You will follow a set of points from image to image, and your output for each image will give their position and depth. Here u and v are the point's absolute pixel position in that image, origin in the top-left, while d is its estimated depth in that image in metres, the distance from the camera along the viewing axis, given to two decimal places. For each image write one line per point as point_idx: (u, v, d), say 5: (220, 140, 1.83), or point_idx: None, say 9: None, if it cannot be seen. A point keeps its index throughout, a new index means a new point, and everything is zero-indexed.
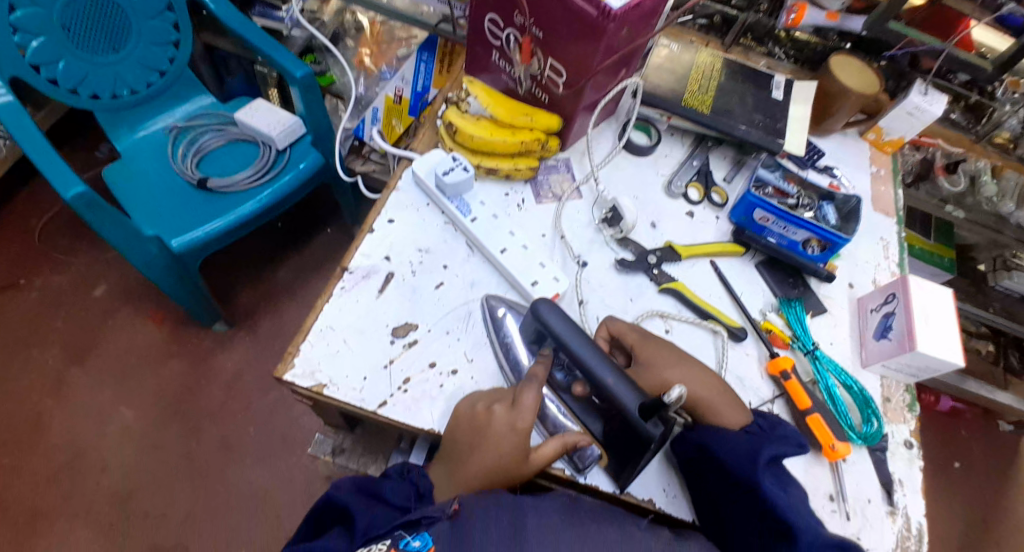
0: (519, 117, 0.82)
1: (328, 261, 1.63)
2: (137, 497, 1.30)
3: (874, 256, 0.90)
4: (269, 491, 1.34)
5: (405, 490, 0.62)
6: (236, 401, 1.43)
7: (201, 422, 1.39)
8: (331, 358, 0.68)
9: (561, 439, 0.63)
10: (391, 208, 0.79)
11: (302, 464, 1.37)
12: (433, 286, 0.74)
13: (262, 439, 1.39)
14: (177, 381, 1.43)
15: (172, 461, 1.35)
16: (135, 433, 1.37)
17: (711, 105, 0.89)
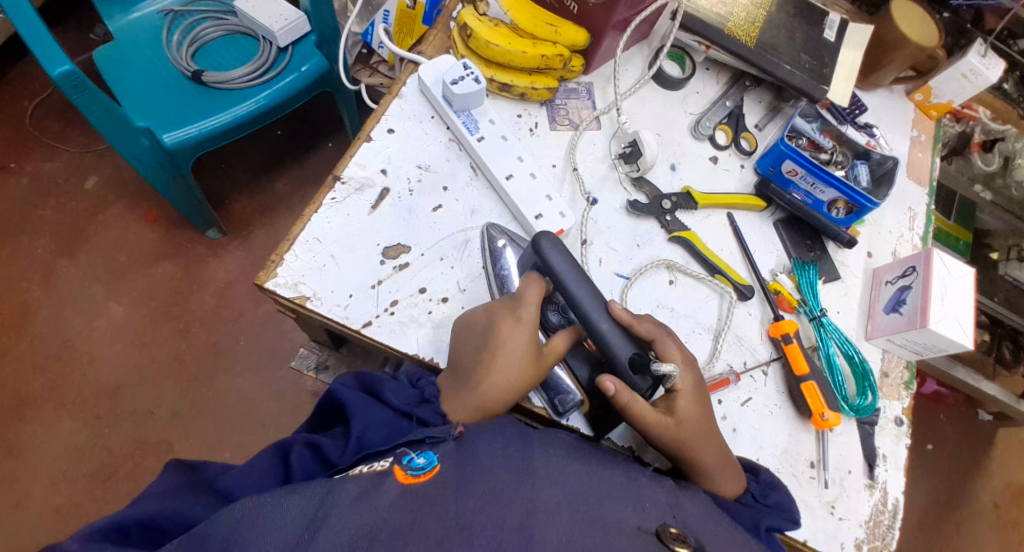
0: (544, 27, 0.74)
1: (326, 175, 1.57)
2: (125, 394, 1.30)
3: (898, 226, 0.85)
4: (253, 401, 1.33)
5: (408, 394, 0.58)
6: (226, 309, 1.40)
7: (191, 326, 1.37)
8: (316, 270, 0.64)
9: (572, 332, 0.61)
10: (394, 116, 0.73)
11: (286, 378, 1.36)
12: (431, 207, 0.69)
13: (251, 348, 1.38)
14: (167, 284, 1.40)
15: (160, 361, 1.34)
16: (124, 330, 1.35)
17: (755, 39, 0.81)
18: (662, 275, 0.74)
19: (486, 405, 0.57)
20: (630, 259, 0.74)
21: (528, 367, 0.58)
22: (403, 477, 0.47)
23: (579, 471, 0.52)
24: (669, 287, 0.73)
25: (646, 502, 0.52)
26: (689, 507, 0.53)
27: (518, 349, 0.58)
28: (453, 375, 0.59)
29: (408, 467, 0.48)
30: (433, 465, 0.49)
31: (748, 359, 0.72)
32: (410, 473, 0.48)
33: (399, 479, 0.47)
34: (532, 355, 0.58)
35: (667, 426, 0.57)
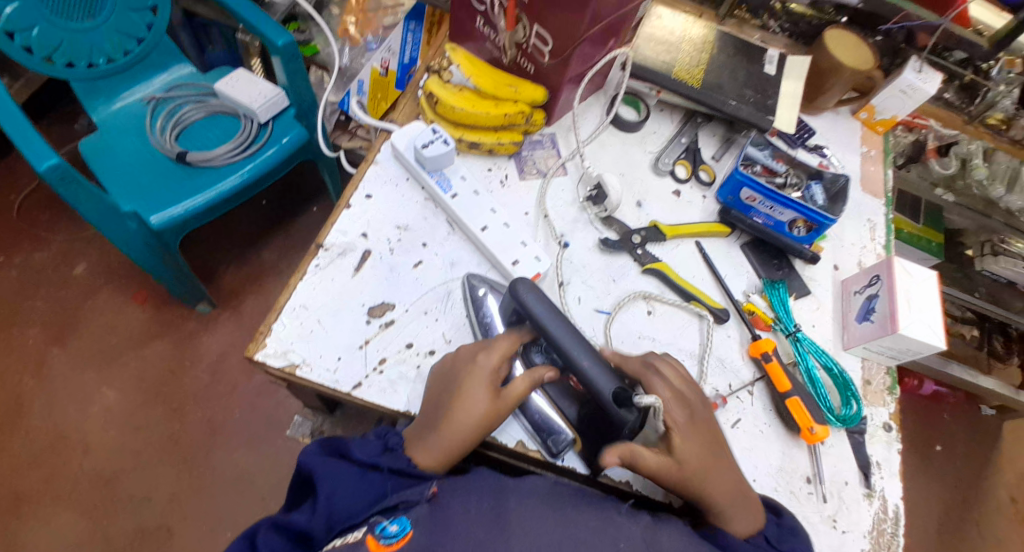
0: (505, 89, 0.79)
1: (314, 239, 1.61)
2: (123, 479, 1.29)
3: (860, 238, 0.89)
4: (254, 474, 1.33)
5: (373, 445, 0.58)
6: (221, 382, 1.41)
7: (186, 403, 1.38)
8: (304, 337, 0.66)
9: (528, 378, 0.61)
10: (370, 182, 0.77)
11: (287, 446, 1.37)
12: (411, 264, 0.72)
13: (248, 420, 1.38)
14: (161, 363, 1.41)
15: (157, 442, 1.33)
16: (120, 414, 1.35)
17: (701, 80, 0.87)
18: (640, 306, 0.77)
19: (450, 450, 0.58)
20: (608, 295, 0.77)
21: (501, 406, 0.60)
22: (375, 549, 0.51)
23: (554, 518, 0.56)
24: (648, 317, 0.76)
25: (621, 541, 0.55)
26: (665, 539, 0.55)
27: (477, 395, 0.59)
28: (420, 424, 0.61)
29: (381, 536, 0.52)
30: (406, 531, 0.53)
31: (732, 382, 0.75)
32: (383, 543, 0.52)
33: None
34: (491, 399, 0.60)
35: (656, 458, 0.59)
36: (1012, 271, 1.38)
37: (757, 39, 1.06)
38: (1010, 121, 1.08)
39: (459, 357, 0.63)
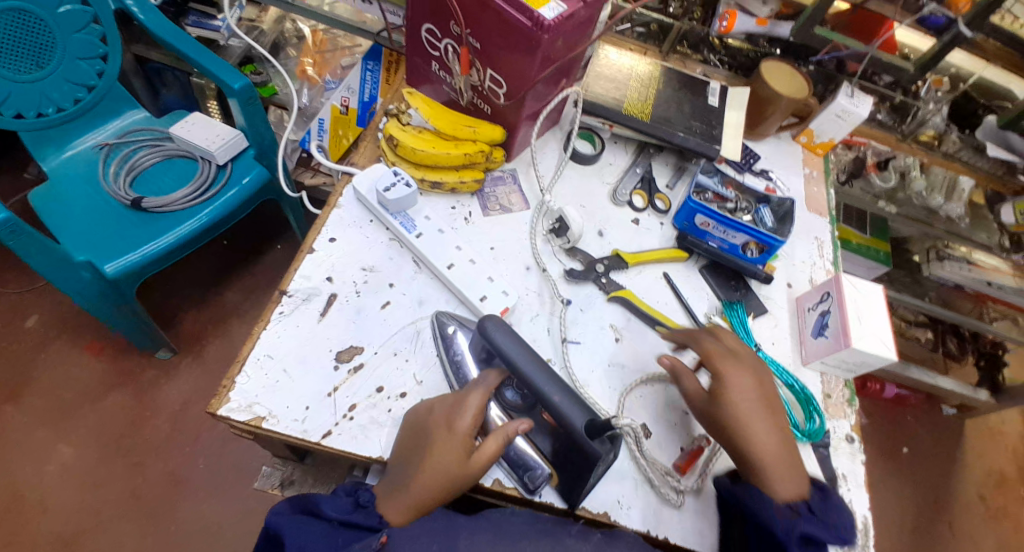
0: (462, 129, 0.81)
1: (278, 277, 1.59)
2: (80, 542, 1.23)
3: (809, 255, 0.93)
4: (222, 527, 1.28)
5: (343, 501, 0.57)
6: (184, 432, 1.36)
7: (146, 456, 1.33)
8: (270, 387, 0.64)
9: (503, 433, 0.60)
10: (333, 226, 0.77)
11: (257, 495, 1.32)
12: (379, 306, 0.72)
13: (214, 470, 1.33)
14: (118, 416, 1.36)
15: (116, 500, 1.28)
16: (75, 473, 1.29)
17: (650, 114, 0.91)
18: (607, 334, 0.78)
19: (418, 503, 0.57)
20: (575, 325, 0.78)
21: (471, 469, 0.58)
22: None
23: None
24: (616, 345, 0.78)
25: None
26: None
27: (445, 446, 0.58)
28: (390, 481, 0.59)
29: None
30: None
31: None
32: None
33: None
34: (462, 454, 0.59)
35: None
36: (959, 275, 1.40)
37: (700, 71, 1.07)
38: (940, 138, 1.14)
39: (430, 402, 0.62)
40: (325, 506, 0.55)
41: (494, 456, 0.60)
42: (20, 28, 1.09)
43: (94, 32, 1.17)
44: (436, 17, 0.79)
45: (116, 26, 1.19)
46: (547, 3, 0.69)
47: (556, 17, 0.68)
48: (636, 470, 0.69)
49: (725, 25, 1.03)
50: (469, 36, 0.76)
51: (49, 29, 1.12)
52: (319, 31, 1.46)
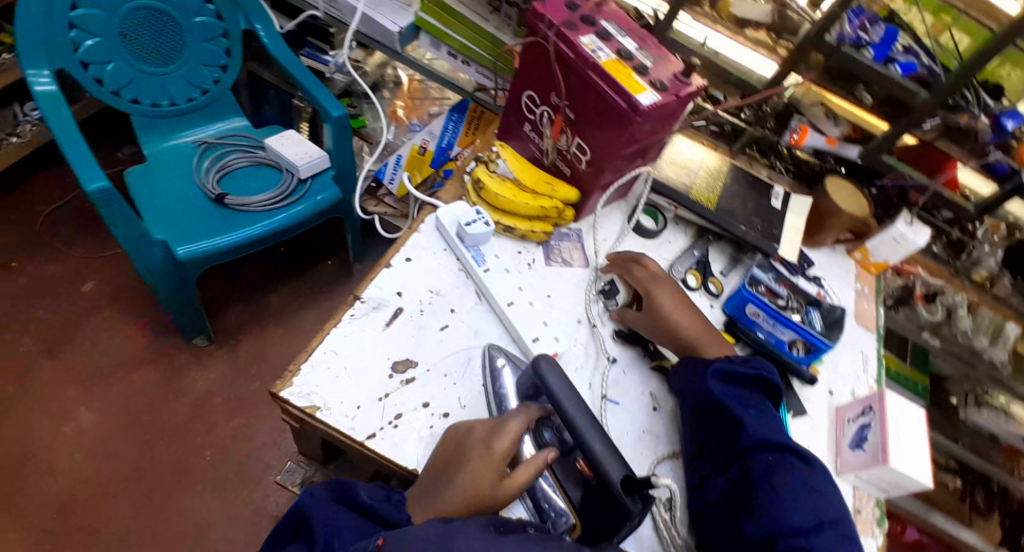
0: (543, 186, 0.89)
1: (322, 292, 1.65)
2: (76, 507, 1.24)
3: (854, 368, 0.95)
4: (211, 525, 1.27)
5: (378, 494, 0.61)
6: (200, 421, 1.39)
7: (160, 437, 1.35)
8: (328, 382, 0.68)
9: (535, 465, 0.62)
10: (412, 247, 0.83)
11: (252, 501, 1.32)
12: (438, 327, 0.77)
13: (218, 465, 1.34)
14: (144, 391, 1.40)
15: (120, 473, 1.30)
16: (90, 437, 1.33)
17: (716, 204, 0.96)
18: (647, 401, 0.80)
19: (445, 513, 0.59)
20: (617, 384, 0.81)
21: (503, 493, 0.60)
22: None
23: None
24: (654, 413, 0.80)
25: None
26: None
27: (481, 468, 0.61)
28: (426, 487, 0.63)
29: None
30: None
31: None
32: None
33: None
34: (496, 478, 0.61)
35: None
36: (996, 424, 1.47)
37: (765, 174, 1.11)
38: (992, 280, 1.17)
39: (474, 426, 0.65)
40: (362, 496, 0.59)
41: (524, 484, 0.61)
42: (160, 29, 1.24)
43: (220, 44, 1.32)
44: (538, 85, 0.86)
45: (240, 44, 1.35)
46: (644, 91, 0.75)
47: (650, 104, 0.74)
48: (656, 541, 0.69)
49: (796, 137, 1.10)
50: (566, 107, 0.83)
51: (184, 34, 1.27)
52: (415, 80, 1.61)
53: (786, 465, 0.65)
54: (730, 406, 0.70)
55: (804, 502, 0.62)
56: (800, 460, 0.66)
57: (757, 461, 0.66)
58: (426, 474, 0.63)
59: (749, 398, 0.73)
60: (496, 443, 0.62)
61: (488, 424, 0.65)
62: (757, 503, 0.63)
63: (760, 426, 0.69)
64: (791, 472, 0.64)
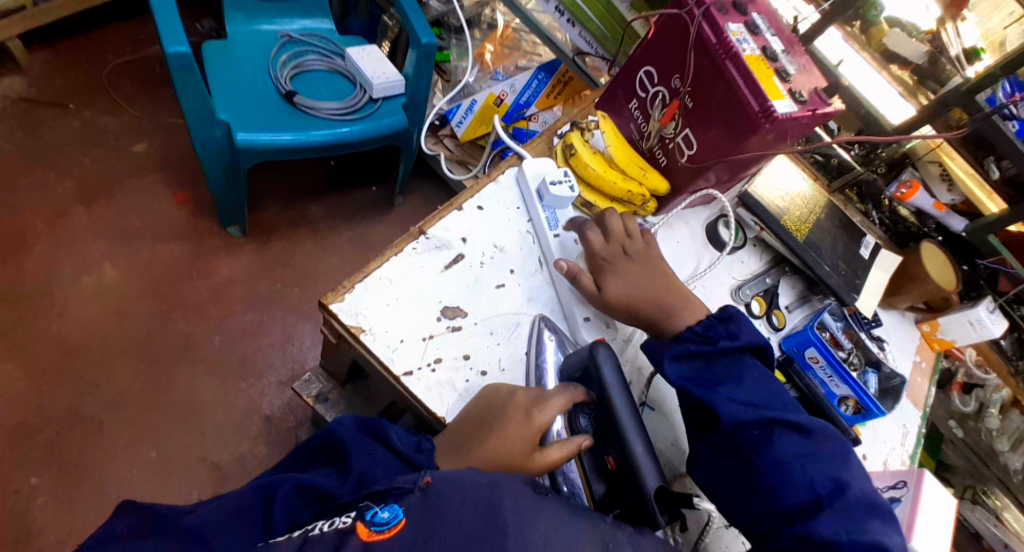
0: (636, 169, 0.84)
1: (362, 214, 1.61)
2: (81, 355, 1.25)
3: (892, 439, 0.92)
4: (205, 407, 1.27)
5: (410, 440, 0.61)
6: (217, 305, 1.39)
7: (175, 310, 1.35)
8: (377, 307, 0.66)
9: (569, 447, 0.60)
10: (487, 195, 0.80)
11: (248, 394, 1.31)
12: (496, 283, 0.73)
13: (224, 353, 1.34)
14: (170, 263, 1.40)
15: (129, 334, 1.30)
16: (109, 293, 1.33)
17: (805, 236, 0.90)
18: None
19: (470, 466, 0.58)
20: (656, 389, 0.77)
21: (532, 467, 0.58)
22: (364, 535, 0.46)
23: (547, 525, 0.51)
24: None
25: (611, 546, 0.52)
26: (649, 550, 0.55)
27: (518, 437, 0.58)
28: (453, 438, 0.61)
29: (371, 523, 0.48)
30: (398, 519, 0.48)
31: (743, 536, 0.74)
32: (372, 530, 0.47)
33: (360, 537, 0.46)
34: (529, 448, 0.59)
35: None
36: (983, 525, 1.34)
37: (859, 219, 1.04)
38: None
39: (517, 392, 0.62)
40: (393, 435, 0.59)
41: (553, 464, 0.60)
42: None
43: None
44: (662, 63, 0.80)
45: None
46: (782, 97, 0.70)
47: (786, 114, 0.68)
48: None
49: (904, 192, 1.02)
50: (686, 94, 0.78)
51: None
52: (510, 27, 1.51)
53: (779, 442, 0.59)
54: (695, 392, 0.63)
55: (801, 473, 0.57)
56: (790, 430, 0.60)
57: (741, 440, 0.60)
58: (454, 429, 0.61)
59: (723, 373, 0.64)
60: (537, 420, 0.59)
61: (531, 393, 0.62)
62: (759, 489, 0.58)
63: (733, 399, 0.62)
64: (789, 452, 0.58)
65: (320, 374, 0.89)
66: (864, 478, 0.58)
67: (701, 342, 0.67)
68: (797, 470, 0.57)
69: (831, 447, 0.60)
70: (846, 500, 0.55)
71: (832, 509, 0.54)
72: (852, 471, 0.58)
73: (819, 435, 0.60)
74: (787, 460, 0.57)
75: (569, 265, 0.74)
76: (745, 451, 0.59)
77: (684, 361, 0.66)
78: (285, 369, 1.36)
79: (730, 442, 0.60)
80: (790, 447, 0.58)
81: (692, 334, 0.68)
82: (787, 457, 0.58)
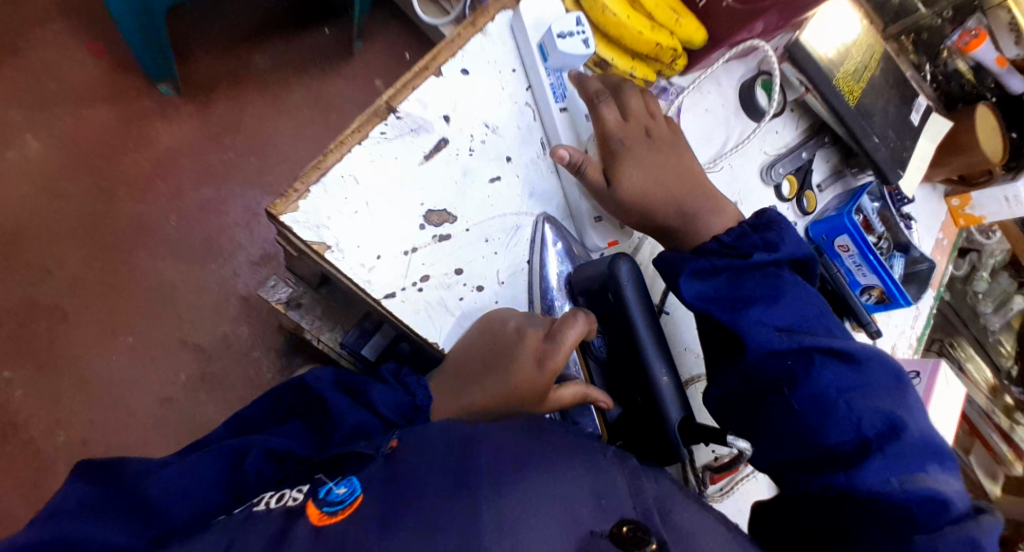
0: (666, 12, 0.66)
1: (320, 63, 1.31)
2: (14, 246, 1.06)
3: (904, 321, 0.86)
4: (174, 294, 1.12)
5: (397, 400, 0.52)
6: (164, 180, 1.17)
7: (116, 187, 1.13)
8: (343, 217, 0.52)
9: (583, 389, 0.52)
10: (472, 53, 0.61)
11: (219, 276, 1.16)
12: (488, 177, 0.59)
13: (183, 233, 1.16)
14: (98, 129, 1.14)
15: (67, 218, 1.10)
16: (33, 168, 1.09)
17: (856, 99, 0.76)
18: None
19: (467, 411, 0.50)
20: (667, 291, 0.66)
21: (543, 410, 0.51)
22: (316, 518, 0.39)
23: (539, 481, 0.43)
24: None
25: (602, 495, 0.45)
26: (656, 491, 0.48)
27: (523, 381, 0.49)
28: (452, 377, 0.53)
29: (324, 503, 0.41)
30: (356, 494, 0.41)
31: None
32: (325, 511, 0.40)
33: (311, 522, 0.39)
34: (540, 393, 0.50)
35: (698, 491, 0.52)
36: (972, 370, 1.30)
37: (911, 75, 0.90)
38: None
39: (527, 329, 0.51)
40: (376, 395, 0.51)
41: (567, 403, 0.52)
42: None
43: None
44: None
45: None
46: None
47: None
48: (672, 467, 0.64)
49: (968, 41, 0.86)
50: None
51: None
52: None
53: (821, 373, 0.48)
54: (715, 315, 0.52)
55: (847, 410, 0.47)
56: (834, 358, 0.49)
57: (771, 372, 0.50)
58: (458, 366, 0.53)
59: (754, 290, 0.52)
60: (551, 367, 0.50)
61: (543, 330, 0.52)
62: (794, 430, 0.49)
63: (765, 323, 0.51)
64: (830, 383, 0.48)
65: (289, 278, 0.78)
66: (919, 411, 0.49)
67: (727, 252, 0.55)
68: (837, 403, 0.47)
69: (881, 374, 0.50)
70: (901, 440, 0.46)
71: (883, 453, 0.45)
72: (906, 404, 0.49)
73: (867, 361, 0.50)
74: (830, 396, 0.48)
75: (570, 153, 0.57)
76: (777, 384, 0.50)
77: (700, 276, 0.54)
78: (255, 248, 1.20)
79: (757, 374, 0.51)
80: (834, 380, 0.48)
81: (719, 242, 0.56)
82: (823, 387, 0.48)
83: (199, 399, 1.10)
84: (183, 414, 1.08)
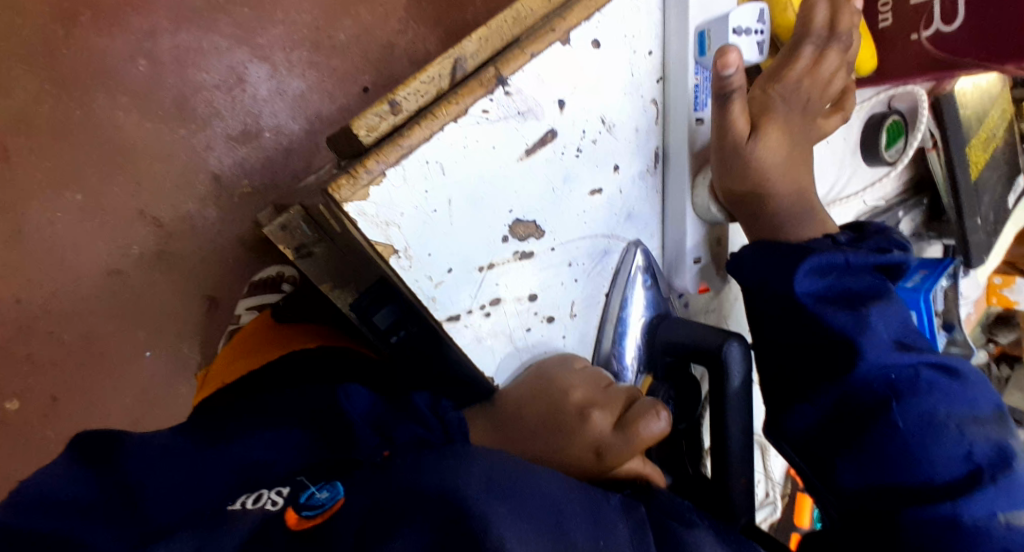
0: None
1: None
2: None
3: None
4: (134, 160, 0.90)
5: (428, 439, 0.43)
6: (137, 12, 0.89)
7: (78, 6, 0.86)
8: (419, 217, 0.41)
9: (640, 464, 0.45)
10: (611, 18, 0.46)
11: (189, 145, 0.93)
12: (590, 188, 0.48)
13: (151, 86, 0.90)
14: None
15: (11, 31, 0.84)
16: None
17: (978, 172, 0.68)
18: None
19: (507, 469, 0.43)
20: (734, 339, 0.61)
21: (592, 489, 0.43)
22: (293, 521, 0.34)
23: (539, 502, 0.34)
24: None
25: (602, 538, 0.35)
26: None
27: (575, 458, 0.41)
28: (497, 419, 0.45)
29: (305, 509, 0.36)
30: (338, 500, 0.35)
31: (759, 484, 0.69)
32: (303, 516, 0.35)
33: (287, 525, 0.34)
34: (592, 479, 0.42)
35: None
36: None
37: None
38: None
39: (592, 413, 0.42)
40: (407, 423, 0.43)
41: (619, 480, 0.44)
42: None
43: None
44: None
45: None
46: None
47: None
48: None
49: None
50: None
51: None
52: None
53: (931, 392, 0.43)
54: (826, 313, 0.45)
55: (957, 432, 0.42)
56: (943, 374, 0.44)
57: (873, 388, 0.44)
58: (505, 409, 0.45)
59: (866, 296, 0.46)
60: (610, 463, 0.41)
61: (615, 415, 0.42)
62: (897, 457, 0.43)
63: (883, 333, 0.45)
64: (941, 400, 0.43)
65: (300, 217, 0.66)
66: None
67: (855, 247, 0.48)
68: (947, 431, 0.42)
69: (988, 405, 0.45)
70: (1014, 471, 0.41)
71: (997, 485, 0.41)
72: (1015, 439, 0.44)
73: (973, 385, 0.45)
74: (938, 416, 0.43)
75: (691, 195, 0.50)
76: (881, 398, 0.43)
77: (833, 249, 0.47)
78: (235, 120, 0.94)
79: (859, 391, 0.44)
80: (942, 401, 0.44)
81: (835, 241, 0.49)
82: (936, 411, 0.43)
83: (154, 279, 0.94)
84: (136, 293, 0.93)
